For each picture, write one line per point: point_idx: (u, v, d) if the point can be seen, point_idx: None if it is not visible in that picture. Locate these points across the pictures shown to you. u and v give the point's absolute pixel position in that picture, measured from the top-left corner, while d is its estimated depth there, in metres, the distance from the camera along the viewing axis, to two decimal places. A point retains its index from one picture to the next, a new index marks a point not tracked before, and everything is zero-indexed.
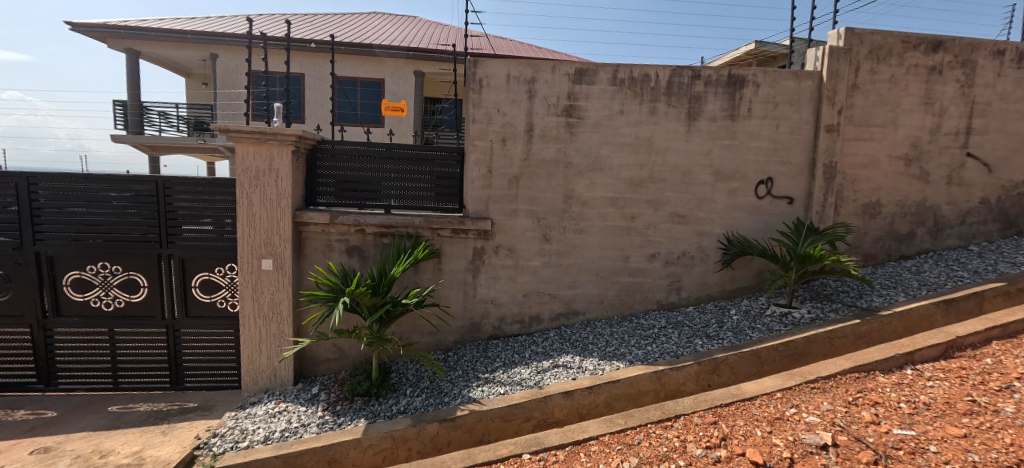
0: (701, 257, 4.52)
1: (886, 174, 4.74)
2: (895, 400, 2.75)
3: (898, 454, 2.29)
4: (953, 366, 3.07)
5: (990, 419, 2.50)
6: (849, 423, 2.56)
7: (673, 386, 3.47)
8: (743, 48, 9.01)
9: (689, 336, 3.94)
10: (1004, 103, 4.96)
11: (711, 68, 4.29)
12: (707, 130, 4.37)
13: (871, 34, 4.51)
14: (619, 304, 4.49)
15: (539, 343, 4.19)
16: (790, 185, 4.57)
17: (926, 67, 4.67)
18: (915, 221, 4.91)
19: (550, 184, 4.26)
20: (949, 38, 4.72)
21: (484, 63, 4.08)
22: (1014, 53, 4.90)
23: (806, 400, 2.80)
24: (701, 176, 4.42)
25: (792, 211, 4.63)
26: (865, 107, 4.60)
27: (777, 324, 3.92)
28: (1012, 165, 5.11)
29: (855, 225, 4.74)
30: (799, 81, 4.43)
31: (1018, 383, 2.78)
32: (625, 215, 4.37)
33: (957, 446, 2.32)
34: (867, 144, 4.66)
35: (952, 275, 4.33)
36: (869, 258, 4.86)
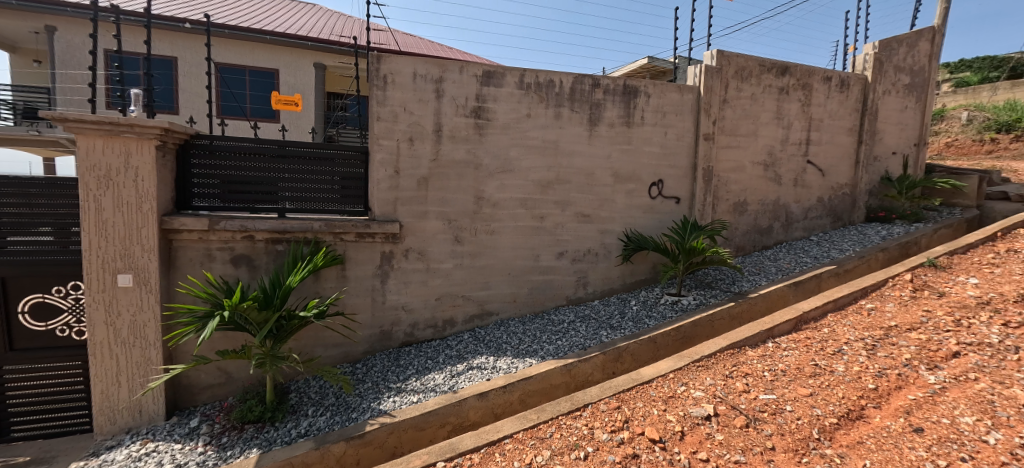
0: (604, 253, 4.83)
1: (750, 178, 5.51)
2: (761, 370, 3.19)
3: (764, 417, 2.67)
4: (802, 336, 3.66)
5: (828, 378, 3.03)
6: (727, 394, 2.92)
7: (582, 377, 3.66)
8: (638, 62, 9.83)
9: (596, 328, 4.18)
10: (832, 120, 6.06)
11: (609, 78, 4.61)
12: (606, 135, 4.68)
13: (737, 57, 5.21)
14: (530, 302, 4.61)
15: (453, 346, 4.13)
16: (677, 186, 5.09)
17: (777, 88, 5.53)
18: (773, 217, 5.79)
19: (461, 185, 4.23)
20: (793, 64, 5.64)
21: (388, 59, 3.90)
22: (838, 79, 6.02)
23: (693, 377, 3.13)
24: (602, 178, 4.72)
25: (679, 210, 5.16)
26: (733, 119, 5.30)
27: (669, 311, 4.34)
28: (837, 170, 6.28)
29: (728, 221, 5.44)
30: (681, 94, 4.96)
31: (846, 347, 3.41)
32: (534, 215, 4.50)
33: (806, 404, 2.77)
34: (736, 151, 5.37)
35: (800, 261, 5.18)
36: (739, 249, 5.60)
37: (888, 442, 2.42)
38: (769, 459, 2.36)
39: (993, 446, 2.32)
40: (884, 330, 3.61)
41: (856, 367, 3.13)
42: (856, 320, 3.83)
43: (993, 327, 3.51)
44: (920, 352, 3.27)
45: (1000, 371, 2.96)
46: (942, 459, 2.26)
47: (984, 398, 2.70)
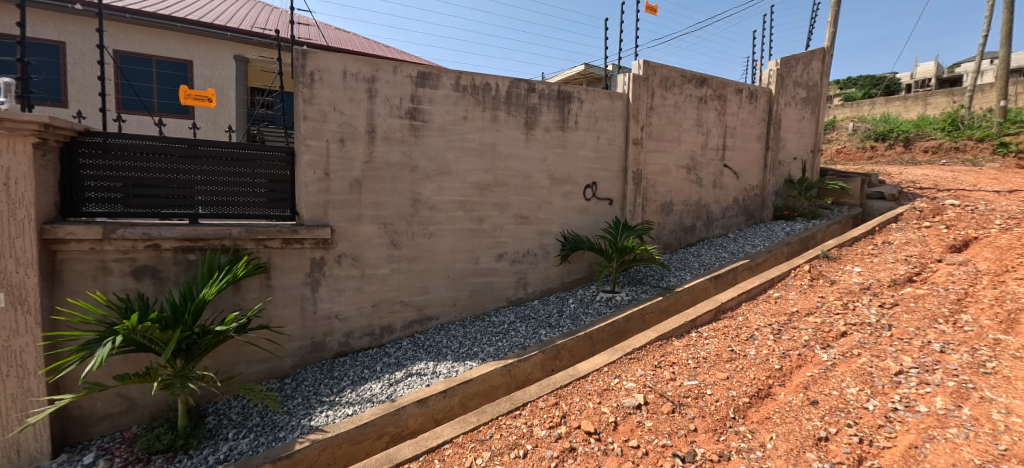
0: (542, 254, 4.93)
1: (675, 180, 5.91)
2: (685, 358, 3.43)
3: (689, 402, 2.88)
4: (720, 325, 3.99)
5: (743, 362, 3.33)
6: (656, 383, 3.11)
7: (523, 376, 3.70)
8: (575, 69, 10.17)
9: (535, 327, 4.26)
10: (744, 128, 6.68)
11: (544, 83, 4.73)
12: (542, 139, 4.80)
13: (661, 67, 5.57)
14: (471, 304, 4.59)
15: (391, 354, 4.00)
16: (610, 188, 5.33)
17: (697, 97, 5.99)
18: (695, 216, 6.25)
19: (396, 187, 4.11)
20: (710, 76, 6.14)
21: (315, 55, 3.71)
22: (748, 91, 6.65)
23: (625, 369, 3.29)
24: (539, 180, 4.82)
25: (612, 211, 5.40)
26: (659, 125, 5.65)
27: (604, 307, 4.53)
28: (749, 173, 6.92)
29: (656, 221, 5.79)
30: (612, 101, 5.21)
31: (757, 333, 3.77)
32: (473, 218, 4.49)
33: (724, 387, 3.02)
34: (662, 156, 5.74)
35: (718, 256, 5.64)
36: (667, 247, 5.98)
37: (791, 415, 2.71)
38: (693, 441, 2.55)
39: (872, 412, 2.68)
40: (788, 316, 4.04)
41: (766, 350, 3.47)
42: (765, 308, 4.25)
43: (872, 308, 4.07)
44: (816, 333, 3.70)
45: (878, 346, 3.42)
46: (833, 427, 2.58)
47: (865, 370, 3.11)
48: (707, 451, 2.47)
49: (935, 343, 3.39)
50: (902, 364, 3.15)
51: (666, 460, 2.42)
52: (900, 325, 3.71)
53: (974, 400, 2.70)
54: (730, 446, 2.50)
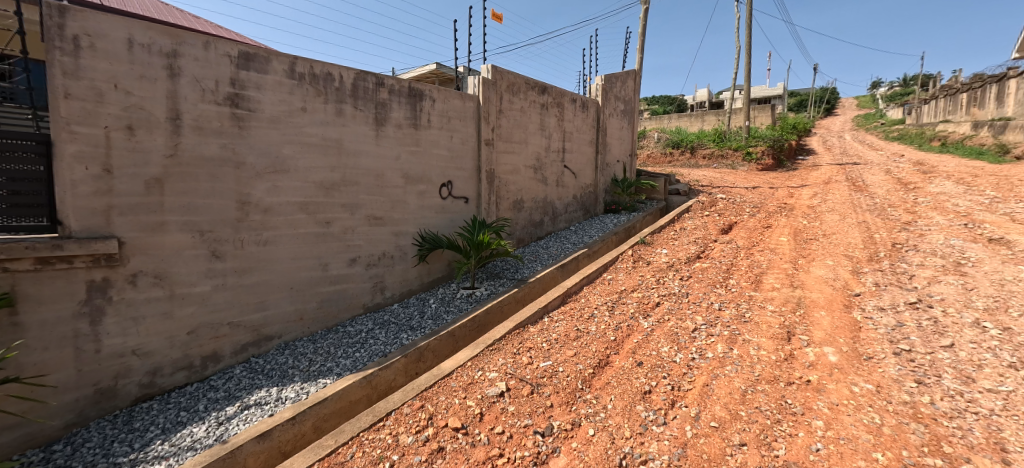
0: (399, 255, 4.72)
1: (524, 179, 6.31)
2: (540, 342, 3.69)
3: (544, 381, 3.10)
4: (567, 308, 4.41)
5: (586, 338, 3.73)
6: (516, 369, 3.26)
7: (385, 385, 3.49)
8: (427, 67, 10.01)
9: (395, 332, 4.06)
10: (579, 133, 7.51)
11: (393, 78, 4.51)
12: (394, 136, 4.58)
13: (507, 73, 5.86)
14: (320, 316, 4.13)
15: (219, 387, 3.34)
16: (465, 187, 5.41)
17: (540, 103, 6.49)
18: (543, 212, 6.79)
19: (216, 187, 3.43)
20: (550, 85, 6.72)
21: (82, 15, 2.84)
22: (580, 101, 7.48)
23: (487, 360, 3.38)
24: (393, 179, 4.60)
25: (468, 209, 5.49)
26: (508, 127, 5.95)
27: (465, 303, 4.58)
28: (584, 173, 7.82)
29: (510, 217, 6.11)
30: (463, 101, 5.28)
31: (596, 311, 4.28)
32: (318, 220, 4.04)
33: (573, 362, 3.34)
34: (512, 156, 6.06)
35: (563, 247, 6.23)
36: (520, 242, 6.35)
37: (624, 377, 3.15)
38: (549, 416, 2.75)
39: (679, 363, 3.30)
40: (618, 293, 4.69)
41: (603, 325, 3.96)
42: (601, 289, 4.85)
43: (676, 281, 5.01)
44: (639, 305, 4.38)
45: (681, 310, 4.23)
46: (654, 381, 3.08)
47: (673, 331, 3.80)
48: (562, 422, 2.70)
49: (716, 303, 4.34)
50: (697, 322, 3.95)
51: (528, 438, 2.56)
52: (694, 292, 4.65)
53: (740, 342, 3.54)
54: (580, 414, 2.77)
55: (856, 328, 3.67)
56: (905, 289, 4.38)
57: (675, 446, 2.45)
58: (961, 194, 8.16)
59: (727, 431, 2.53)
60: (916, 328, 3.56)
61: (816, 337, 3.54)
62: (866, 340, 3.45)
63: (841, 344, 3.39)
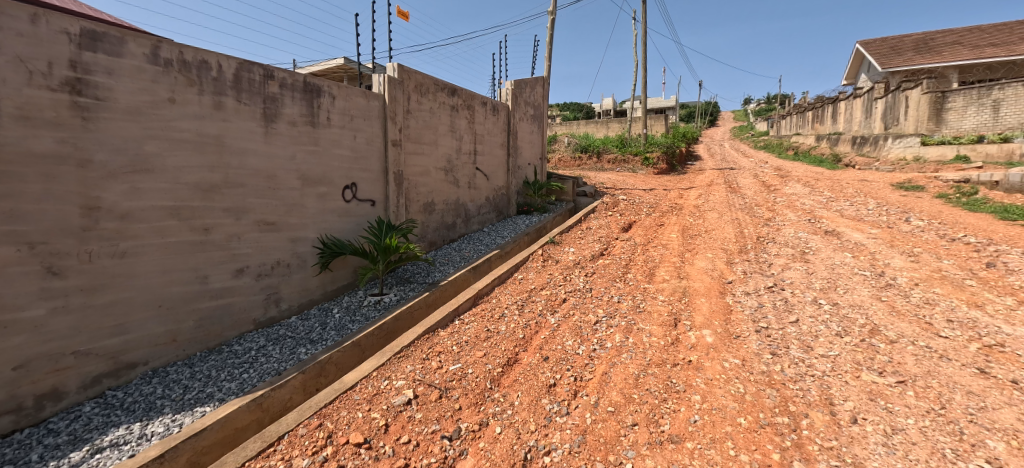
0: (298, 263, 4.28)
1: (435, 181, 6.19)
2: (450, 345, 3.65)
3: (453, 384, 3.07)
4: (478, 309, 4.42)
5: (496, 338, 3.78)
6: (425, 375, 3.19)
7: (279, 406, 3.17)
8: (333, 61, 9.16)
9: (292, 347, 3.72)
10: (489, 136, 7.58)
11: (285, 71, 4.03)
12: (287, 133, 4.10)
13: (414, 72, 5.68)
14: (200, 337, 3.55)
15: (59, 430, 2.70)
16: (371, 189, 5.14)
17: (449, 105, 6.42)
18: (455, 214, 6.74)
19: (51, 190, 2.73)
20: (459, 87, 6.69)
21: None
22: (490, 104, 7.55)
23: (394, 369, 3.26)
24: (288, 181, 4.14)
25: (375, 212, 5.23)
26: (416, 128, 5.79)
27: (372, 311, 4.33)
28: (496, 175, 7.92)
29: (420, 220, 5.95)
30: (367, 100, 5.00)
31: (506, 311, 4.36)
32: (194, 228, 3.44)
33: (482, 363, 3.37)
34: (421, 157, 5.90)
35: (476, 249, 6.23)
36: (432, 244, 6.22)
37: (531, 372, 3.25)
38: (458, 418, 2.74)
39: (582, 354, 3.49)
40: (528, 292, 4.83)
41: (513, 324, 4.05)
42: (512, 289, 4.95)
43: (581, 277, 5.30)
44: (547, 302, 4.56)
45: (585, 305, 4.49)
46: (558, 374, 3.23)
47: (577, 325, 4.02)
48: (470, 423, 2.70)
49: (616, 296, 4.69)
50: (599, 315, 4.22)
51: (435, 444, 2.51)
52: (597, 287, 4.97)
53: (635, 330, 3.86)
54: (488, 413, 2.80)
55: (728, 311, 4.21)
56: (765, 275, 5.14)
57: (576, 433, 2.59)
58: (806, 195, 9.81)
59: (622, 414, 2.74)
60: (773, 308, 4.20)
61: (697, 321, 3.99)
62: (736, 321, 3.97)
63: (716, 326, 3.86)
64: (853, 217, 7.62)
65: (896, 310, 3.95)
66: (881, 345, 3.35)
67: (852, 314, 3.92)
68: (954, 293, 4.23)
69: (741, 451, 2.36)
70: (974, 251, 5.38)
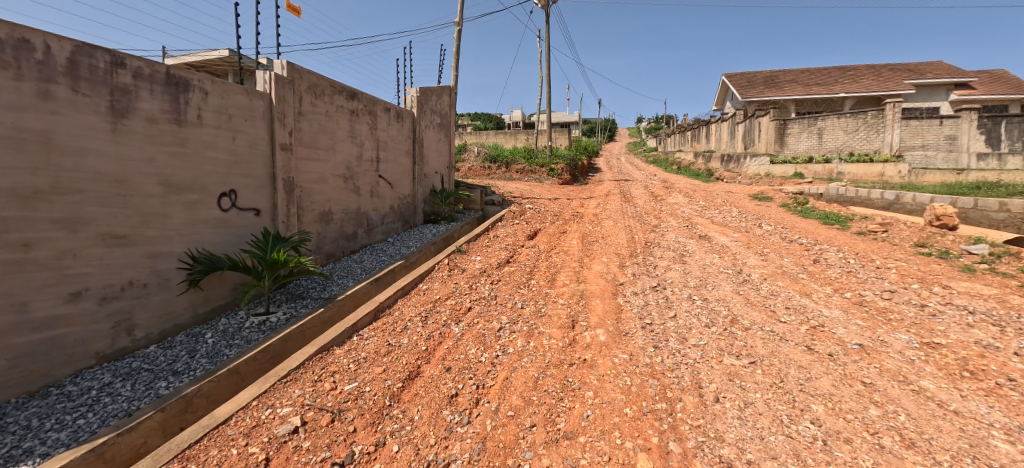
0: (159, 283, 3.62)
1: (332, 188, 5.78)
2: (346, 364, 3.42)
3: (348, 405, 2.88)
4: (379, 324, 4.21)
5: (398, 352, 3.64)
6: (315, 398, 2.95)
7: (128, 454, 2.64)
8: (213, 52, 8.03)
9: (149, 382, 3.14)
10: (392, 143, 7.32)
11: (140, 60, 3.43)
12: (144, 131, 3.47)
13: (307, 72, 5.25)
14: (15, 379, 2.82)
15: None
16: (255, 197, 4.59)
17: (347, 109, 6.05)
18: (356, 224, 6.37)
19: None
20: (360, 91, 6.35)
21: None
22: (394, 111, 7.31)
23: (279, 396, 2.95)
24: (145, 186, 3.50)
25: (260, 223, 4.68)
26: (310, 132, 5.34)
27: (256, 333, 3.83)
28: (401, 183, 7.67)
29: (315, 231, 5.49)
30: (250, 98, 4.45)
31: (409, 323, 4.21)
32: (10, 243, 2.76)
33: (381, 379, 3.21)
34: (316, 163, 5.45)
35: (379, 260, 5.92)
36: (330, 256, 5.78)
37: (433, 385, 3.19)
38: (352, 442, 2.57)
39: (484, 362, 3.52)
40: (433, 302, 4.74)
41: (415, 336, 3.94)
42: (416, 300, 4.81)
43: (486, 285, 5.35)
44: (452, 312, 4.51)
45: (489, 312, 4.53)
46: (460, 383, 3.21)
47: (481, 333, 4.05)
48: (365, 445, 2.55)
49: (519, 302, 4.81)
50: (502, 322, 4.30)
51: None
52: (501, 294, 5.06)
53: (536, 334, 4.01)
54: (386, 431, 2.68)
55: (620, 310, 4.58)
56: (651, 276, 5.70)
57: (476, 441, 2.59)
58: (685, 204, 11.11)
59: (521, 417, 2.81)
60: (656, 305, 4.66)
61: (593, 321, 4.27)
62: (625, 319, 4.33)
63: (609, 325, 4.17)
64: (721, 223, 8.82)
65: (750, 301, 4.65)
66: (738, 332, 3.91)
67: (717, 307, 4.53)
68: (791, 285, 5.12)
69: (626, 438, 2.57)
70: (805, 250, 6.57)
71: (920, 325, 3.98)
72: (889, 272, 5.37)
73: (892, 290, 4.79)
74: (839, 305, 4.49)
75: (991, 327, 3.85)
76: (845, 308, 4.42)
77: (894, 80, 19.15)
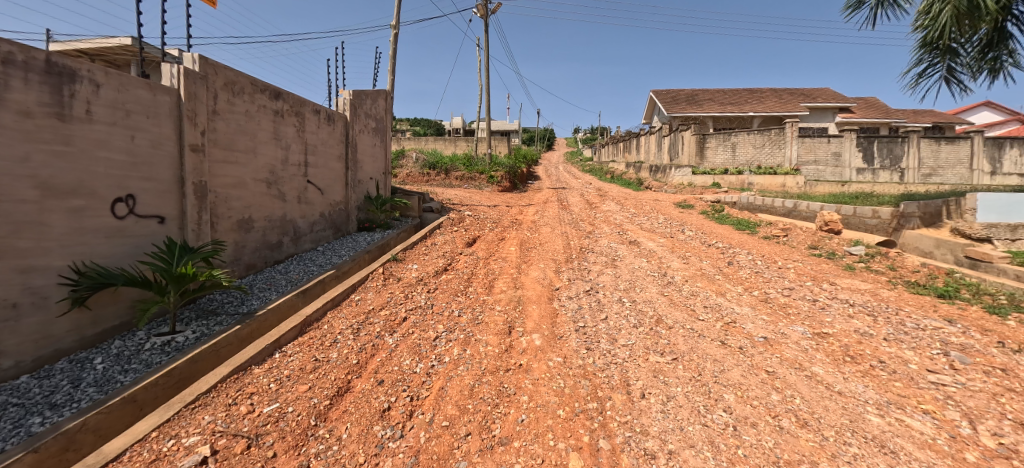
0: (33, 302, 3.12)
1: (252, 194, 5.35)
2: (267, 384, 3.17)
3: (267, 429, 2.67)
4: (305, 339, 3.95)
5: (326, 367, 3.44)
6: (229, 424, 2.69)
7: None
8: (111, 39, 7.13)
9: (18, 419, 2.68)
10: (323, 146, 6.96)
11: (11, 44, 2.97)
12: (16, 127, 3.00)
13: (223, 67, 4.83)
14: None
15: None
16: (159, 203, 4.11)
17: (271, 110, 5.67)
18: (280, 232, 5.94)
19: None
20: (285, 91, 5.97)
21: None
22: (324, 113, 6.96)
23: (186, 424, 2.66)
24: (18, 190, 3.02)
25: (164, 232, 4.20)
26: (227, 133, 4.91)
27: (158, 355, 3.42)
28: (332, 189, 7.29)
29: (233, 240, 5.04)
30: (154, 94, 4.00)
31: (338, 337, 4.00)
32: None
33: (306, 398, 3.01)
34: (233, 167, 5.02)
35: (307, 270, 5.55)
36: (250, 268, 5.34)
37: (363, 400, 3.05)
38: None
39: (419, 372, 3.43)
40: (365, 314, 4.54)
41: (345, 350, 3.74)
42: (347, 312, 4.58)
43: (422, 294, 5.23)
44: (386, 323, 4.35)
45: (425, 322, 4.43)
46: (394, 396, 3.10)
47: (416, 343, 3.95)
48: None
49: (456, 310, 4.76)
50: (438, 331, 4.22)
51: None
52: (438, 303, 4.97)
53: (473, 342, 3.98)
54: (310, 453, 2.52)
55: (555, 314, 4.70)
56: (585, 281, 5.91)
57: (408, 456, 2.51)
58: (617, 212, 11.69)
59: (456, 427, 2.77)
60: (589, 308, 4.84)
61: (529, 327, 4.33)
62: (560, 323, 4.45)
63: (544, 329, 4.26)
64: (650, 229, 9.39)
65: (673, 302, 4.99)
66: (662, 331, 4.16)
67: (645, 308, 4.79)
68: (709, 286, 5.57)
69: (559, 440, 2.63)
70: (721, 254, 7.17)
71: (813, 317, 4.51)
72: (788, 272, 6.04)
73: (791, 288, 5.38)
74: (748, 303, 4.96)
75: (867, 317, 4.46)
76: (753, 305, 4.90)
77: (792, 103, 21.65)
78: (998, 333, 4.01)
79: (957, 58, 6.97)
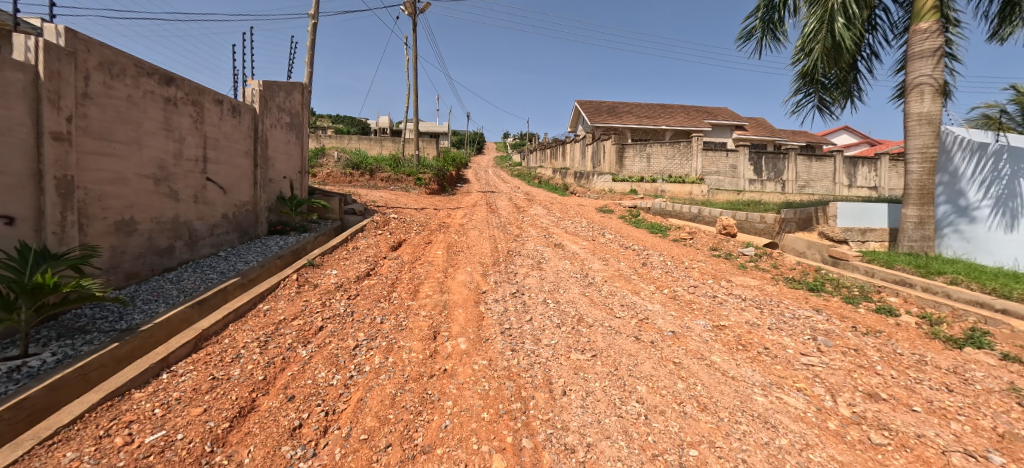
0: None
1: (135, 192, 4.67)
2: (151, 410, 2.77)
3: (150, 461, 2.34)
4: (201, 355, 3.53)
5: (225, 386, 3.10)
6: (99, 460, 2.31)
7: None
8: None
9: None
10: (226, 140, 6.30)
11: None
12: None
13: (97, 44, 4.18)
14: None
15: None
16: (7, 201, 3.42)
17: (161, 97, 5.02)
18: (172, 236, 5.27)
19: None
20: (179, 77, 5.32)
21: None
22: (229, 105, 6.32)
23: (40, 464, 2.24)
24: None
25: (15, 235, 3.50)
26: (102, 120, 4.24)
27: (2, 385, 2.82)
28: (237, 188, 6.63)
29: (109, 245, 4.36)
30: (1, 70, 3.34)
31: (242, 351, 3.63)
32: None
33: (200, 422, 2.69)
34: (109, 160, 4.34)
35: (205, 279, 4.97)
36: (132, 276, 4.66)
37: (270, 419, 2.79)
38: None
39: (336, 385, 3.23)
40: (275, 325, 4.17)
41: (250, 365, 3.41)
42: (254, 323, 4.18)
43: (341, 301, 4.94)
44: (299, 333, 4.04)
45: (344, 331, 4.18)
46: (306, 412, 2.88)
47: (333, 353, 3.72)
48: None
49: (378, 317, 4.56)
50: (358, 339, 4.02)
51: None
52: (358, 310, 4.73)
53: (395, 349, 3.84)
54: None
55: (481, 318, 4.70)
56: (511, 283, 5.99)
57: None
58: (543, 216, 12.07)
59: (375, 439, 2.65)
60: (514, 310, 4.91)
61: (454, 331, 4.28)
62: (485, 326, 4.45)
63: (470, 333, 4.24)
64: (573, 233, 9.78)
65: (594, 302, 5.24)
66: (583, 330, 4.35)
67: (567, 309, 4.97)
68: (626, 285, 5.94)
69: (483, 442, 2.63)
70: (637, 255, 7.68)
71: (713, 312, 5.01)
72: (693, 271, 6.64)
73: (696, 286, 5.92)
74: (659, 300, 5.38)
75: (755, 310, 5.05)
76: (663, 302, 5.30)
77: (697, 119, 23.96)
78: (853, 319, 4.77)
79: (823, 89, 8.23)
